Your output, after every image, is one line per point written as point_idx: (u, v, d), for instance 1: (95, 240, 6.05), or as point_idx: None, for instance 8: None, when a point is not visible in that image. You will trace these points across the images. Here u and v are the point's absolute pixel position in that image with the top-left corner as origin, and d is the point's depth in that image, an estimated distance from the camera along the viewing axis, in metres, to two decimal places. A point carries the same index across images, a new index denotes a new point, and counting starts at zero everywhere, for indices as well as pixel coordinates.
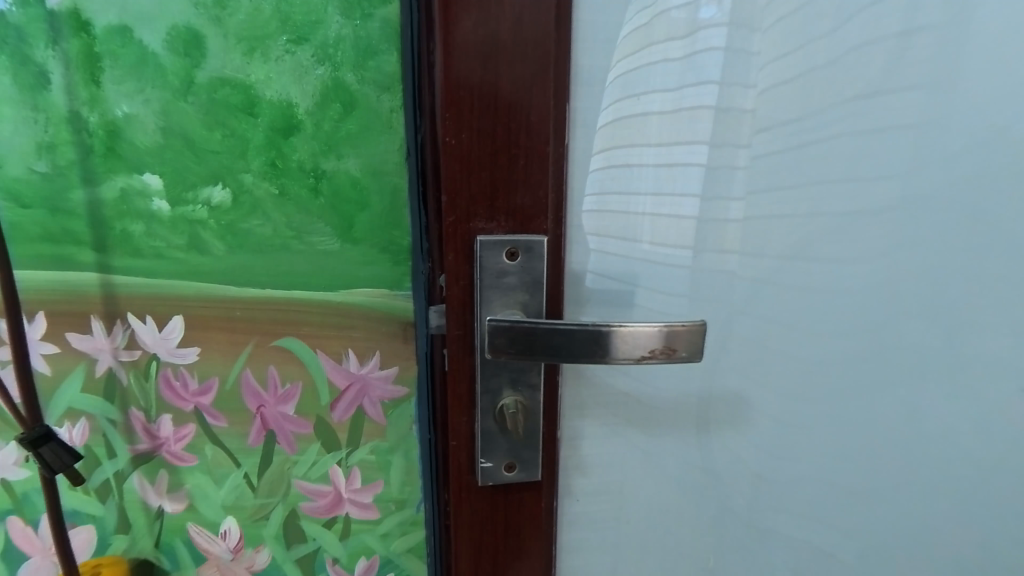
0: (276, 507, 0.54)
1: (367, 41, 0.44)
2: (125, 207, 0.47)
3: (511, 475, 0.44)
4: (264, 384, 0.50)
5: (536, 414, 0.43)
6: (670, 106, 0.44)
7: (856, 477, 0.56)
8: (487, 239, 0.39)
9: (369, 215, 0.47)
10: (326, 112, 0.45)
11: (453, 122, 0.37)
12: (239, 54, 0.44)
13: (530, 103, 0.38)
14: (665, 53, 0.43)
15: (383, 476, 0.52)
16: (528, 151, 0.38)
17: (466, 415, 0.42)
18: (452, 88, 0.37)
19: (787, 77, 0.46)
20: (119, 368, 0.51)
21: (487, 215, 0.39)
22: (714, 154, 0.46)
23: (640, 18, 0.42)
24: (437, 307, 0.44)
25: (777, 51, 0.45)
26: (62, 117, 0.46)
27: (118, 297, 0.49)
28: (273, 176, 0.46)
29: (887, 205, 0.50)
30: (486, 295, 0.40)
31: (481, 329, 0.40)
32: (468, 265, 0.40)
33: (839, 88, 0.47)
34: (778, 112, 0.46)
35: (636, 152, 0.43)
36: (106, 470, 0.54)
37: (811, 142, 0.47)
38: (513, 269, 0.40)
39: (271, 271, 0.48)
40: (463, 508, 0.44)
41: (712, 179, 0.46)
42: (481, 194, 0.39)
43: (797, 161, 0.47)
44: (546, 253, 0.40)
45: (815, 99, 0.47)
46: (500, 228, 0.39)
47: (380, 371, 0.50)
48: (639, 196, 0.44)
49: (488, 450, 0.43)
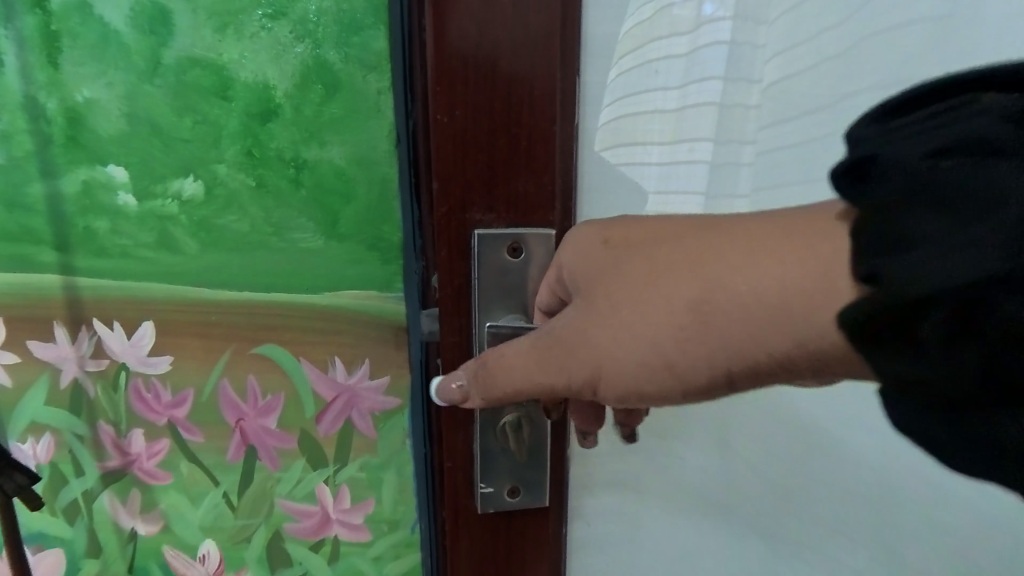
0: (258, 528, 0.49)
1: (351, 14, 0.39)
2: (88, 202, 0.43)
3: (514, 499, 0.39)
4: (244, 395, 0.46)
5: (541, 428, 0.39)
6: (674, 104, 0.40)
7: (901, 504, 0.49)
8: (485, 232, 0.35)
9: (355, 208, 0.42)
10: (307, 95, 0.40)
11: (444, 96, 0.33)
12: (210, 31, 0.40)
13: (533, 75, 0.33)
14: (669, 49, 0.39)
15: (374, 495, 0.48)
16: (532, 130, 0.34)
17: (464, 432, 0.38)
18: (446, 61, 0.33)
19: (801, 68, 0.41)
20: (85, 378, 0.47)
21: (484, 205, 0.35)
22: (720, 150, 0.41)
23: (643, 11, 0.37)
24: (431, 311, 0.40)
25: (786, 42, 0.41)
26: (17, 103, 0.42)
27: (82, 301, 0.45)
28: (249, 166, 0.42)
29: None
30: (485, 297, 0.36)
31: (479, 334, 0.36)
32: (463, 262, 0.36)
33: (857, 79, 0.42)
34: (792, 104, 0.42)
35: (639, 150, 0.39)
36: (74, 488, 0.49)
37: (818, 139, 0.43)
38: (516, 267, 0.35)
39: (248, 271, 0.44)
40: (460, 535, 0.40)
41: (717, 176, 0.42)
42: (477, 180, 0.34)
43: (816, 152, 0.43)
44: (552, 248, 0.36)
45: (827, 91, 0.42)
46: (501, 220, 0.35)
47: (370, 381, 0.45)
48: (639, 196, 0.40)
49: (488, 472, 0.38)
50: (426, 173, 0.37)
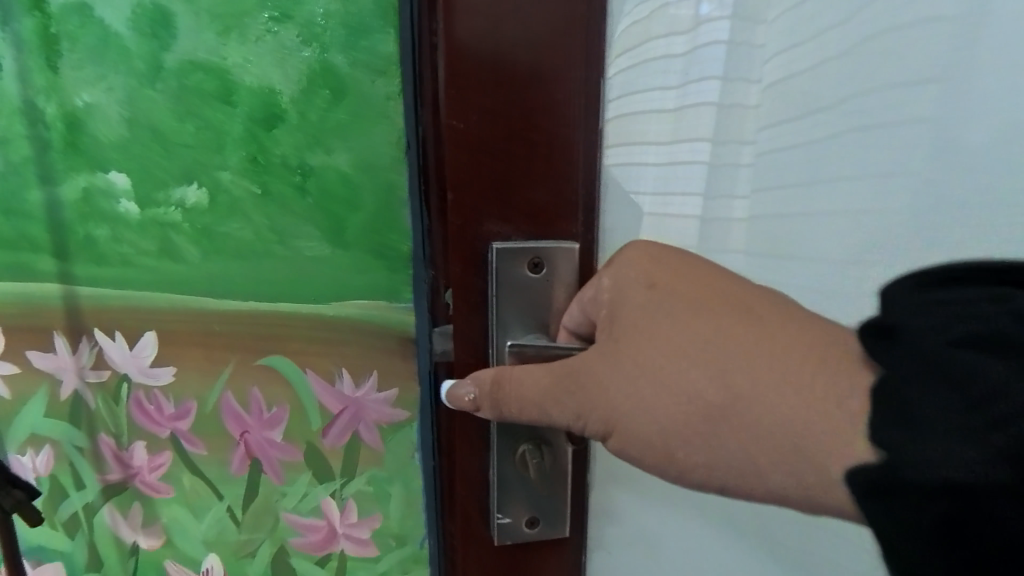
0: (262, 542, 0.48)
1: (359, 16, 0.37)
2: (88, 209, 0.42)
3: (532, 529, 0.38)
4: (248, 407, 0.45)
5: (562, 456, 0.38)
6: (671, 103, 0.38)
7: None
8: (502, 245, 0.34)
9: (362, 216, 0.41)
10: (313, 99, 0.39)
11: (457, 103, 0.32)
12: (214, 34, 0.38)
13: (551, 78, 0.32)
14: (666, 49, 0.37)
15: (381, 509, 0.47)
16: (550, 138, 0.33)
17: (478, 457, 0.38)
18: (459, 65, 0.31)
19: (806, 66, 0.37)
20: (85, 389, 0.46)
21: (501, 217, 0.33)
22: (718, 150, 0.39)
23: (641, 11, 0.36)
24: (442, 329, 0.39)
25: (789, 39, 0.37)
26: (15, 108, 0.41)
27: (82, 311, 0.44)
28: (253, 173, 0.40)
29: (917, 212, 0.36)
30: (503, 316, 0.35)
31: (498, 353, 0.35)
32: (479, 276, 0.34)
33: (877, 73, 0.36)
34: (794, 104, 0.37)
35: (637, 149, 0.38)
36: (74, 502, 0.48)
37: (815, 139, 0.37)
38: (537, 282, 0.34)
39: (252, 281, 0.42)
40: (472, 563, 0.39)
41: (715, 177, 0.39)
42: (493, 190, 0.33)
43: (824, 155, 0.37)
44: (575, 262, 0.35)
45: (836, 84, 0.36)
46: (518, 232, 0.34)
47: (377, 394, 0.44)
48: (637, 196, 0.38)
49: (505, 503, 0.38)
50: (436, 181, 0.35)
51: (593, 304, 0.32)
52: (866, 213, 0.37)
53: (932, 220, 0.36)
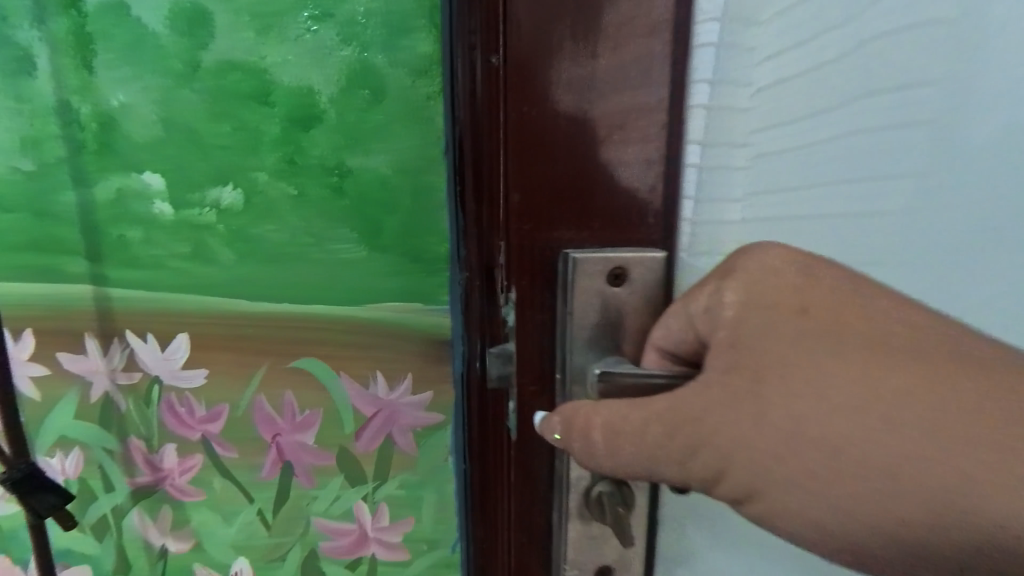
0: (292, 547, 0.48)
1: (400, 15, 0.37)
2: (122, 210, 0.41)
3: None
4: (280, 411, 0.44)
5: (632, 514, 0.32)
6: (660, 77, 0.27)
7: None
8: (575, 253, 0.29)
9: (399, 218, 0.41)
10: (352, 100, 0.38)
11: (520, 86, 0.27)
12: (252, 34, 0.38)
13: (635, 51, 0.26)
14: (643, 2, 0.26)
15: (413, 514, 0.46)
16: (634, 123, 0.27)
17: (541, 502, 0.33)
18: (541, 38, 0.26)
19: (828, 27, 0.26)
20: (116, 392, 0.45)
21: (573, 223, 0.29)
22: (709, 142, 0.28)
23: None
24: (498, 349, 0.32)
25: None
26: (49, 108, 0.40)
27: (114, 313, 0.43)
28: (290, 174, 0.40)
29: (922, 215, 0.27)
30: (573, 335, 0.30)
31: (573, 381, 0.30)
32: (548, 291, 0.30)
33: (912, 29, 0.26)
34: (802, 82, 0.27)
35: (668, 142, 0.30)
36: (102, 505, 0.48)
37: (825, 132, 0.27)
38: (621, 293, 0.29)
39: (287, 283, 0.42)
40: None
41: (709, 178, 0.28)
42: (564, 192, 0.28)
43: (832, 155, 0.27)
44: (664, 273, 0.29)
45: (836, 91, 0.27)
46: (594, 239, 0.29)
47: (411, 397, 0.44)
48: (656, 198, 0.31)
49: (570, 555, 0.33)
50: (496, 174, 0.29)
51: (708, 321, 0.24)
52: (876, 218, 0.27)
53: (923, 231, 0.27)
